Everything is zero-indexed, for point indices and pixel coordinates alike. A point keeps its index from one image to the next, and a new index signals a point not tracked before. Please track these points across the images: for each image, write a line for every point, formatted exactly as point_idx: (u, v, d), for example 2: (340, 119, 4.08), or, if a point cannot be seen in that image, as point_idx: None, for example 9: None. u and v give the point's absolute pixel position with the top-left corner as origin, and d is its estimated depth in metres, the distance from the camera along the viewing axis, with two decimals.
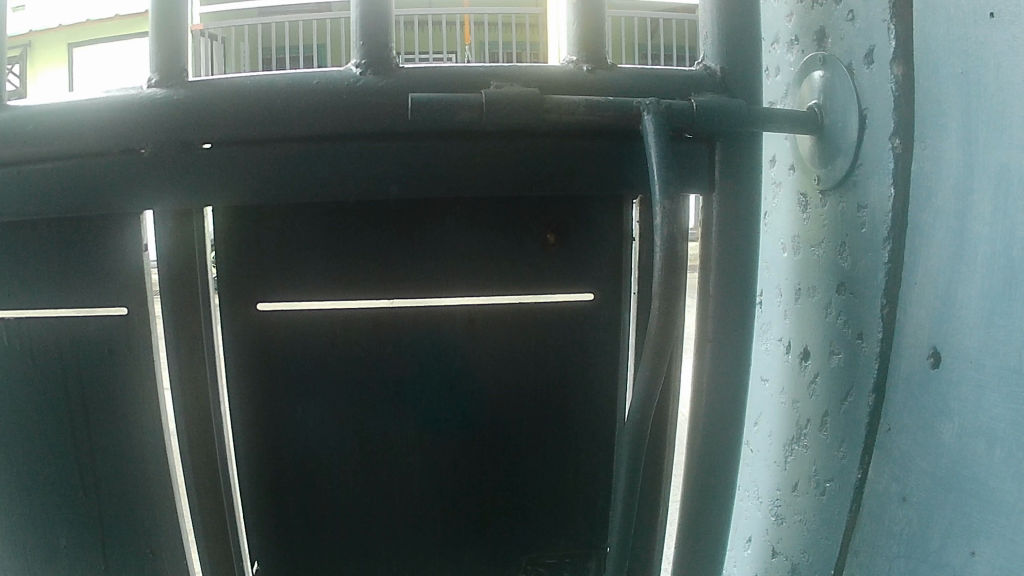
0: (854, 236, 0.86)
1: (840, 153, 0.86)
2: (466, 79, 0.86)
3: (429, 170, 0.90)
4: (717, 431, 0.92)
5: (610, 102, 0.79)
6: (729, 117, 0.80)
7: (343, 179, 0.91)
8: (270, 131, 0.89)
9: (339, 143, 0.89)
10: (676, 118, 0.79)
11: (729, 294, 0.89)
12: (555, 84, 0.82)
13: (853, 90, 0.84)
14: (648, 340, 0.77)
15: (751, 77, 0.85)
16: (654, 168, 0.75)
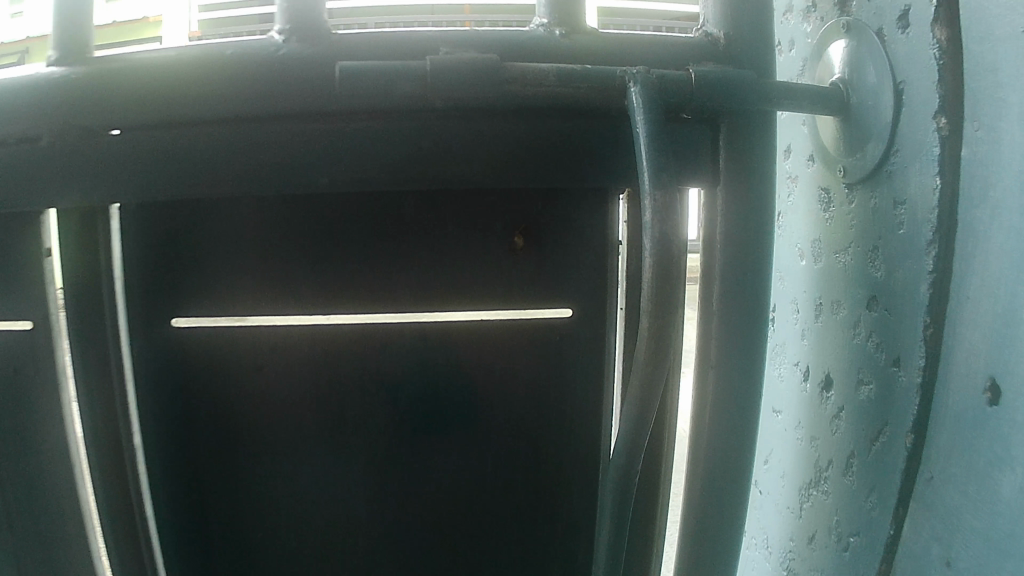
0: (887, 241, 0.70)
1: (870, 138, 0.70)
2: (413, 47, 0.71)
3: (370, 161, 0.75)
4: (719, 472, 0.76)
5: (589, 70, 0.64)
6: (733, 90, 0.65)
7: (266, 171, 0.76)
8: (186, 113, 0.73)
9: (260, 127, 0.73)
10: (670, 93, 0.63)
11: (736, 312, 0.73)
12: (522, 51, 0.67)
13: (885, 59, 0.68)
14: (631, 370, 0.61)
15: (762, 45, 0.69)
16: (641, 153, 0.59)
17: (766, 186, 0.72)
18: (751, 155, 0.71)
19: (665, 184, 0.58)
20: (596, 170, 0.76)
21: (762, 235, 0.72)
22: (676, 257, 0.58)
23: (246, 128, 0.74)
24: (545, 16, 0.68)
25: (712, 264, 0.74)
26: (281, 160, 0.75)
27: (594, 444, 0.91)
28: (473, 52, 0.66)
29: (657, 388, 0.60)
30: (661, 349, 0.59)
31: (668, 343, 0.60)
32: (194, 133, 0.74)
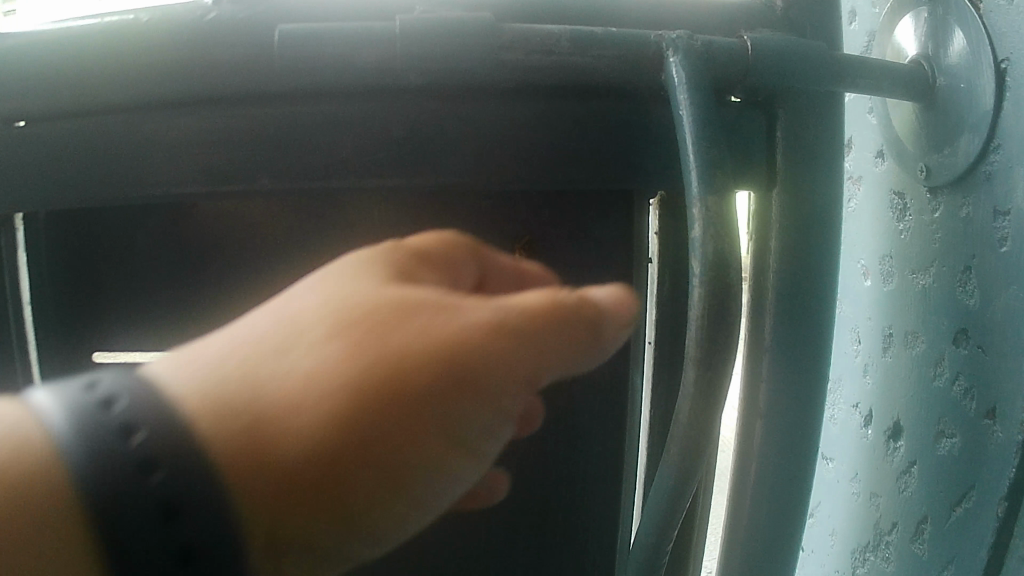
0: (982, 259, 0.55)
1: (960, 130, 0.54)
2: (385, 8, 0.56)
3: (333, 156, 0.59)
4: (759, 538, 0.61)
5: (616, 34, 0.51)
6: (800, 63, 0.51)
7: (196, 166, 0.60)
8: (99, 99, 0.57)
9: (191, 113, 0.58)
10: (722, 65, 0.49)
11: (791, 347, 0.58)
12: (522, 13, 0.53)
13: (983, 30, 0.51)
14: (672, 421, 0.46)
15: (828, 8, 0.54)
16: (687, 140, 0.46)
17: (834, 188, 0.58)
18: (813, 147, 0.57)
19: (720, 179, 0.44)
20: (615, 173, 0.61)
21: (824, 249, 0.58)
22: (733, 277, 0.43)
23: (176, 118, 0.58)
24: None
25: (766, 287, 0.58)
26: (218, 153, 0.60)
27: (615, 504, 0.76)
28: (457, 11, 0.52)
29: (705, 447, 0.46)
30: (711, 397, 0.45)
31: (721, 388, 0.45)
32: (112, 121, 0.59)
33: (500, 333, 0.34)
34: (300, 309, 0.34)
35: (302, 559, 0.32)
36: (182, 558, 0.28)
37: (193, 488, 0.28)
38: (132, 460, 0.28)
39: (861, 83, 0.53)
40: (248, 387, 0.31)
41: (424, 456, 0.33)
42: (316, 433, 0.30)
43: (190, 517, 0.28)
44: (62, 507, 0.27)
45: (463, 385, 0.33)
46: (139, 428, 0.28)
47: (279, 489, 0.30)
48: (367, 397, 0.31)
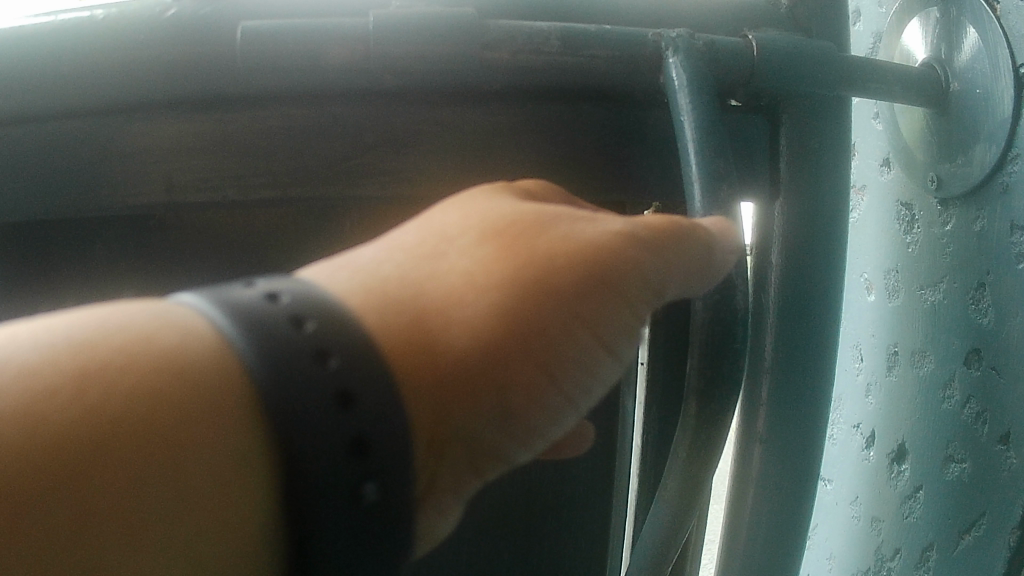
0: (997, 276, 0.51)
1: (976, 138, 0.50)
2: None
3: (298, 167, 0.52)
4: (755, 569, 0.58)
5: (612, 31, 0.47)
6: (808, 64, 0.48)
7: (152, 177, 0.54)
8: (43, 102, 0.51)
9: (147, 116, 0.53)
10: (726, 67, 0.47)
11: (791, 367, 0.54)
12: (509, 8, 0.49)
13: (1001, 31, 0.48)
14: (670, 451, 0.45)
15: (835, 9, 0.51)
16: (685, 145, 0.43)
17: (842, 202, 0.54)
18: (818, 155, 0.53)
19: (721, 192, 0.41)
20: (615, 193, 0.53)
21: (831, 265, 0.54)
22: (738, 298, 0.41)
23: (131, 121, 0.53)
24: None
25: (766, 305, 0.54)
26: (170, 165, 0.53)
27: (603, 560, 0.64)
28: (438, 6, 0.48)
29: (709, 476, 0.44)
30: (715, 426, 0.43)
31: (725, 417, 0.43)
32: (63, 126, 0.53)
33: (627, 243, 0.36)
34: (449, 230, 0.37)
35: (459, 448, 0.33)
36: (359, 448, 0.27)
37: (367, 387, 0.28)
38: (305, 346, 0.27)
39: (872, 88, 0.49)
40: (412, 288, 0.33)
41: (577, 352, 0.34)
42: (476, 326, 0.32)
43: (365, 405, 0.27)
44: (238, 405, 0.27)
45: (602, 288, 0.34)
46: (308, 319, 0.28)
47: (444, 375, 0.31)
48: (516, 294, 0.33)
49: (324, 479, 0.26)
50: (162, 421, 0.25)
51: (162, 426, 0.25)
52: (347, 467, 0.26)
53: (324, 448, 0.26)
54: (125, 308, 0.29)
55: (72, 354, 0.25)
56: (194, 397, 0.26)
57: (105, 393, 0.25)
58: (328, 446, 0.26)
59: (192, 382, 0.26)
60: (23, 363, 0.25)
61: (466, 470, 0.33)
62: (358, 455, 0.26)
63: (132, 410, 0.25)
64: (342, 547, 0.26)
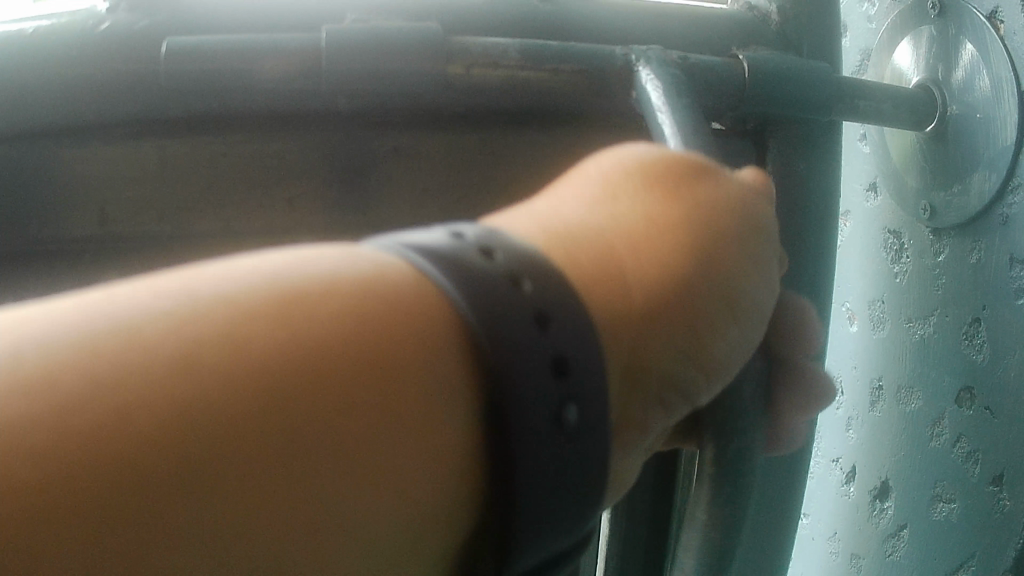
0: (993, 311, 0.48)
1: (977, 164, 0.48)
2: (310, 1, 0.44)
3: (242, 197, 0.46)
4: None
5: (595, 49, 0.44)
6: (799, 83, 0.45)
7: (83, 210, 0.45)
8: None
9: (82, 143, 0.45)
10: (715, 91, 0.44)
11: None
12: (478, 21, 0.45)
13: (1005, 52, 0.45)
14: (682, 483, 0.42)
15: (822, 24, 0.49)
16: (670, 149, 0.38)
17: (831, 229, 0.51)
18: (806, 181, 0.50)
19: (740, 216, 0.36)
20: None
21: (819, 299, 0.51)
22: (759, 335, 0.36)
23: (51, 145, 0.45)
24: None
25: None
26: (107, 198, 0.46)
27: None
28: (400, 19, 0.44)
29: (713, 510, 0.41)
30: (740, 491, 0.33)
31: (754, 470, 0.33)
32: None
33: (750, 190, 0.32)
34: (593, 179, 0.32)
35: (649, 381, 0.28)
36: (561, 368, 0.23)
37: (573, 318, 0.24)
38: (500, 274, 0.23)
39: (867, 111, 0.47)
40: (588, 233, 0.28)
41: (750, 289, 0.30)
42: (658, 257, 0.28)
43: (563, 332, 0.23)
44: (441, 345, 0.23)
45: (754, 227, 0.31)
46: (494, 248, 0.24)
47: (634, 303, 0.27)
48: (688, 227, 0.29)
49: (535, 403, 0.22)
50: (367, 360, 0.21)
51: (368, 365, 0.21)
52: (555, 391, 0.22)
53: (535, 369, 0.22)
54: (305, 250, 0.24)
55: (262, 290, 0.21)
56: (401, 326, 0.23)
57: (298, 326, 0.21)
58: (537, 366, 0.22)
59: (392, 318, 0.23)
60: (218, 293, 0.21)
61: (655, 412, 0.29)
62: (563, 380, 0.23)
63: (330, 347, 0.21)
64: (553, 487, 0.22)
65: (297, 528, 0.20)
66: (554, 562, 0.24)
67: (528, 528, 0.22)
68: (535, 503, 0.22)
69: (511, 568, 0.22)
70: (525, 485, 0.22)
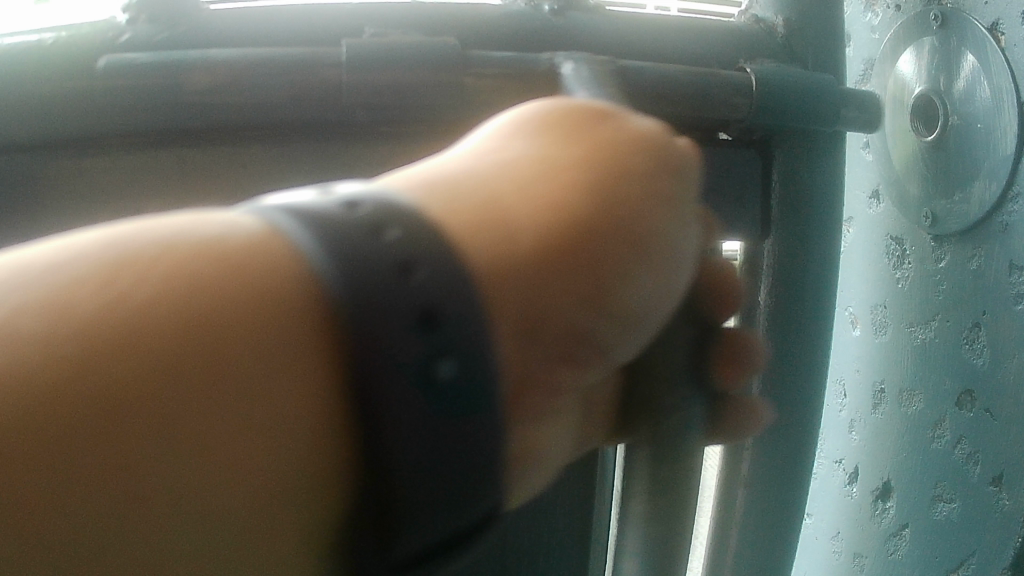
0: (993, 316, 0.50)
1: (978, 173, 0.49)
2: (327, 14, 0.45)
3: None
4: None
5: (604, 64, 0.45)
6: (804, 99, 0.47)
7: (105, 221, 0.46)
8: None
9: (101, 154, 0.46)
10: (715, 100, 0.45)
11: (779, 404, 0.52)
12: (492, 35, 0.46)
13: (1004, 65, 0.46)
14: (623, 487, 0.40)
15: (827, 38, 0.50)
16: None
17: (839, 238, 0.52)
18: (812, 189, 0.51)
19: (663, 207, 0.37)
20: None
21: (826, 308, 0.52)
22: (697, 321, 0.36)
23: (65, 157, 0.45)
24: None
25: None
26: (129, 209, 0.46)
27: None
28: (417, 34, 0.45)
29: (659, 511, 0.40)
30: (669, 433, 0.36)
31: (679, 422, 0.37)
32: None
33: (667, 133, 0.32)
34: (494, 152, 0.31)
35: (553, 339, 0.27)
36: (432, 321, 0.22)
37: (446, 272, 0.23)
38: (358, 224, 0.23)
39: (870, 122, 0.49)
40: (488, 195, 0.29)
41: (676, 239, 0.29)
42: (559, 202, 0.28)
43: (432, 282, 0.22)
44: (296, 309, 0.23)
45: (680, 171, 0.31)
46: (360, 201, 0.24)
47: (531, 248, 0.27)
48: (599, 170, 0.29)
49: (397, 363, 0.21)
50: (199, 322, 0.21)
51: (202, 325, 0.21)
52: (419, 352, 0.21)
53: (395, 322, 0.21)
54: (182, 216, 0.25)
55: (100, 266, 0.21)
56: (242, 298, 0.22)
57: (130, 284, 0.21)
58: (401, 327, 0.21)
59: (239, 283, 0.23)
60: (56, 269, 0.21)
61: (578, 375, 0.29)
62: (432, 338, 0.21)
63: (162, 304, 0.21)
64: (427, 451, 0.21)
65: (120, 495, 0.20)
66: (452, 547, 0.23)
67: (404, 493, 0.21)
68: (410, 466, 0.21)
69: (393, 547, 0.21)
70: (397, 451, 0.21)
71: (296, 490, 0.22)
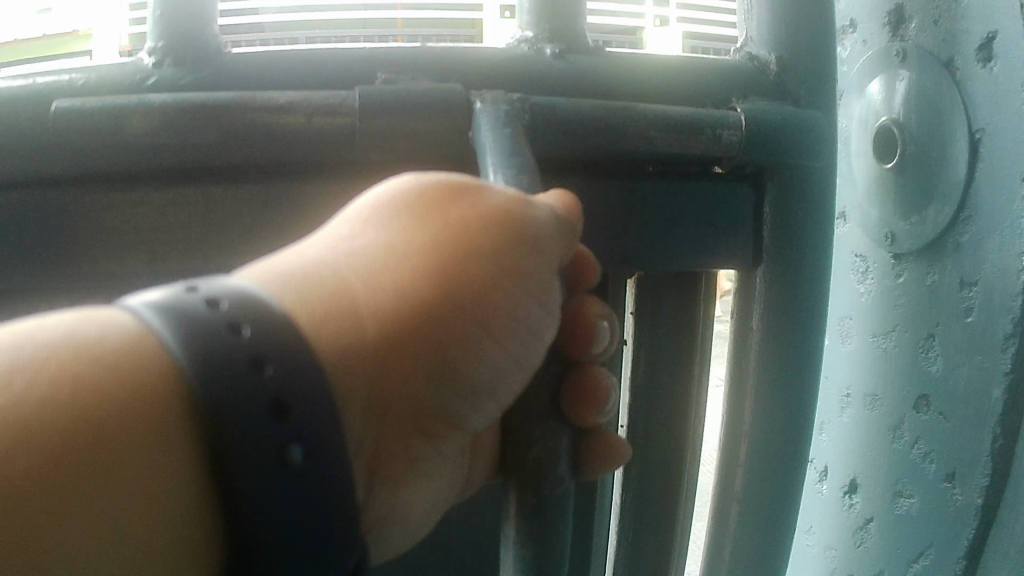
0: (947, 326, 0.55)
1: (932, 196, 0.54)
2: (344, 60, 0.50)
3: None
4: None
5: (605, 108, 0.49)
6: (789, 138, 0.53)
7: (132, 252, 0.49)
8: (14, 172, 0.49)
9: (133, 189, 0.50)
10: (697, 134, 0.51)
11: (773, 411, 0.56)
12: (494, 79, 0.51)
13: (958, 99, 0.52)
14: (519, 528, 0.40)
15: (809, 77, 0.56)
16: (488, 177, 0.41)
17: (818, 259, 0.56)
18: (793, 212, 0.56)
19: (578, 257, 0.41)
20: (627, 260, 0.53)
21: (812, 324, 0.56)
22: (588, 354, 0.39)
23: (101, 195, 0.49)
24: (528, 28, 0.53)
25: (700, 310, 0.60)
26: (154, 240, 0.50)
27: None
28: (426, 79, 0.50)
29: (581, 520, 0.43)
30: (550, 513, 0.36)
31: (562, 495, 0.36)
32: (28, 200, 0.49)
33: (525, 205, 0.38)
34: (349, 236, 0.36)
35: (403, 408, 0.35)
36: (279, 407, 0.28)
37: (291, 362, 0.29)
38: (221, 324, 0.28)
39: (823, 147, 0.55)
40: (334, 285, 0.34)
41: (509, 313, 0.37)
42: (398, 295, 0.34)
43: (281, 378, 0.28)
44: (157, 396, 0.28)
45: (513, 256, 0.37)
46: (220, 299, 0.29)
47: (366, 339, 0.33)
48: (438, 259, 0.36)
49: (252, 446, 0.27)
50: (82, 414, 0.26)
51: (93, 419, 0.27)
52: (273, 433, 0.27)
53: (251, 413, 0.27)
54: (63, 318, 0.30)
55: (36, 369, 0.26)
56: (124, 398, 0.27)
57: (37, 388, 0.26)
58: (258, 413, 0.27)
59: (124, 376, 0.28)
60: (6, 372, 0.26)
61: (415, 434, 0.37)
62: (284, 422, 0.28)
63: (57, 403, 0.26)
64: (281, 519, 0.27)
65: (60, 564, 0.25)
66: None
67: (267, 555, 0.27)
68: (271, 530, 0.27)
69: None
70: (256, 520, 0.27)
71: (173, 560, 0.28)
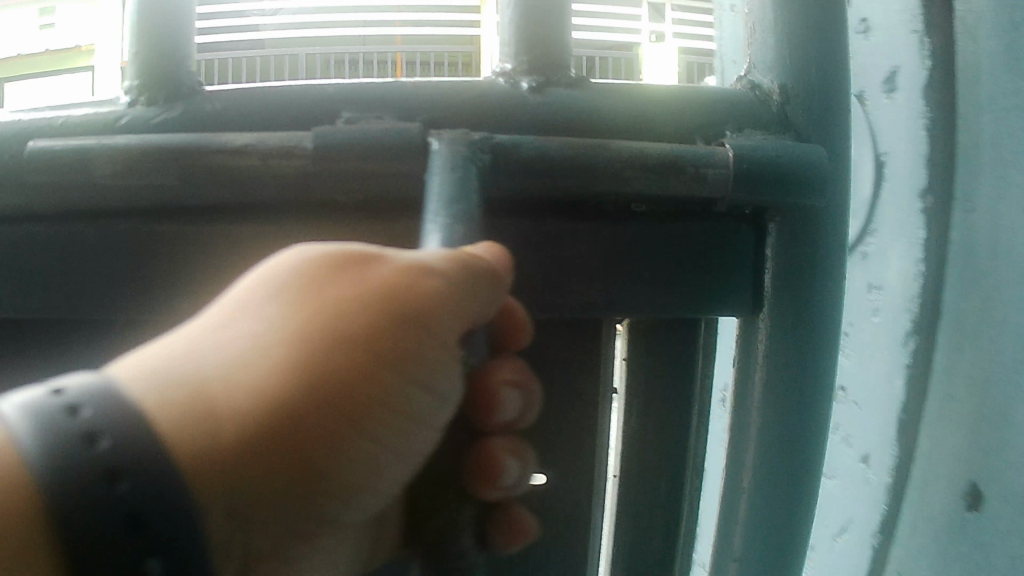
0: None
1: None
2: (310, 100, 0.51)
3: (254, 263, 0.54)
4: None
5: (579, 151, 0.49)
6: (787, 175, 0.51)
7: (115, 282, 0.53)
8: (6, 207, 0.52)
9: (116, 223, 0.53)
10: (681, 173, 0.50)
11: (780, 453, 0.55)
12: (458, 116, 0.51)
13: None
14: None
15: (811, 108, 0.53)
16: (429, 225, 0.43)
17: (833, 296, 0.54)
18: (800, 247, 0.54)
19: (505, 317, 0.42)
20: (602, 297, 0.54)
21: (806, 362, 0.54)
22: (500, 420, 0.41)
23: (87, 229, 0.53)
24: (506, 61, 0.53)
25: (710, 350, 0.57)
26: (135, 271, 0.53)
27: None
28: (389, 117, 0.51)
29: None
30: None
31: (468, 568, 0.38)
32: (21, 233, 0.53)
33: (420, 277, 0.38)
34: (224, 323, 0.36)
35: (271, 508, 0.35)
36: (133, 519, 0.29)
37: (146, 473, 0.30)
38: (77, 435, 0.29)
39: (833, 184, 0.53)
40: (197, 383, 0.34)
41: (392, 395, 0.38)
42: (266, 389, 0.34)
43: (136, 486, 0.29)
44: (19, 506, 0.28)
45: (396, 339, 0.37)
46: (82, 406, 0.30)
47: (230, 439, 0.33)
48: (315, 348, 0.35)
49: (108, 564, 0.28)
50: None
51: None
52: (127, 550, 0.28)
53: (104, 527, 0.28)
54: None
55: None
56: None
57: None
58: (109, 528, 0.28)
59: None
60: None
61: (291, 529, 0.36)
62: (138, 538, 0.29)
63: None
64: None
65: None
66: None
67: None
68: None
69: None
70: None
71: None
